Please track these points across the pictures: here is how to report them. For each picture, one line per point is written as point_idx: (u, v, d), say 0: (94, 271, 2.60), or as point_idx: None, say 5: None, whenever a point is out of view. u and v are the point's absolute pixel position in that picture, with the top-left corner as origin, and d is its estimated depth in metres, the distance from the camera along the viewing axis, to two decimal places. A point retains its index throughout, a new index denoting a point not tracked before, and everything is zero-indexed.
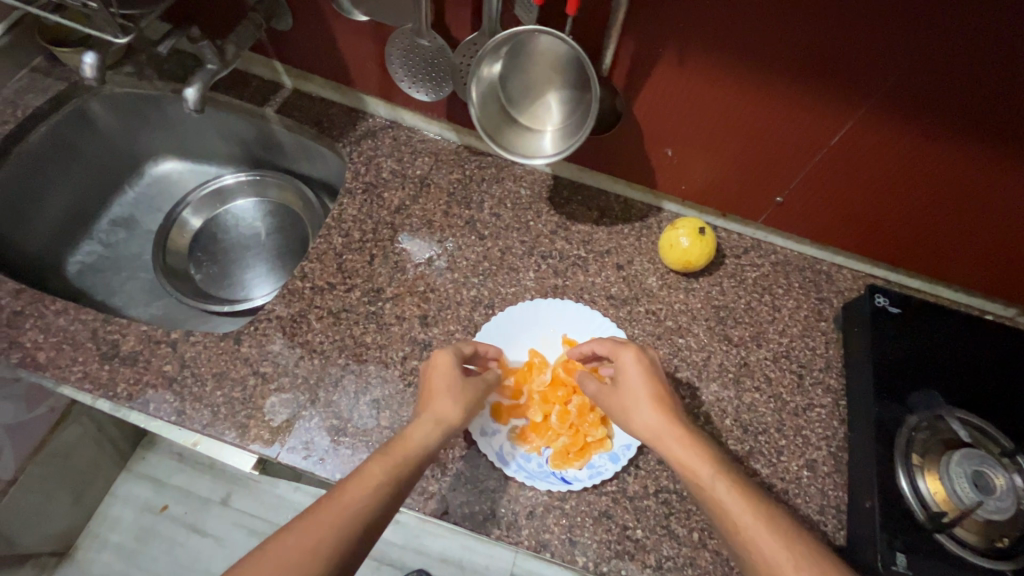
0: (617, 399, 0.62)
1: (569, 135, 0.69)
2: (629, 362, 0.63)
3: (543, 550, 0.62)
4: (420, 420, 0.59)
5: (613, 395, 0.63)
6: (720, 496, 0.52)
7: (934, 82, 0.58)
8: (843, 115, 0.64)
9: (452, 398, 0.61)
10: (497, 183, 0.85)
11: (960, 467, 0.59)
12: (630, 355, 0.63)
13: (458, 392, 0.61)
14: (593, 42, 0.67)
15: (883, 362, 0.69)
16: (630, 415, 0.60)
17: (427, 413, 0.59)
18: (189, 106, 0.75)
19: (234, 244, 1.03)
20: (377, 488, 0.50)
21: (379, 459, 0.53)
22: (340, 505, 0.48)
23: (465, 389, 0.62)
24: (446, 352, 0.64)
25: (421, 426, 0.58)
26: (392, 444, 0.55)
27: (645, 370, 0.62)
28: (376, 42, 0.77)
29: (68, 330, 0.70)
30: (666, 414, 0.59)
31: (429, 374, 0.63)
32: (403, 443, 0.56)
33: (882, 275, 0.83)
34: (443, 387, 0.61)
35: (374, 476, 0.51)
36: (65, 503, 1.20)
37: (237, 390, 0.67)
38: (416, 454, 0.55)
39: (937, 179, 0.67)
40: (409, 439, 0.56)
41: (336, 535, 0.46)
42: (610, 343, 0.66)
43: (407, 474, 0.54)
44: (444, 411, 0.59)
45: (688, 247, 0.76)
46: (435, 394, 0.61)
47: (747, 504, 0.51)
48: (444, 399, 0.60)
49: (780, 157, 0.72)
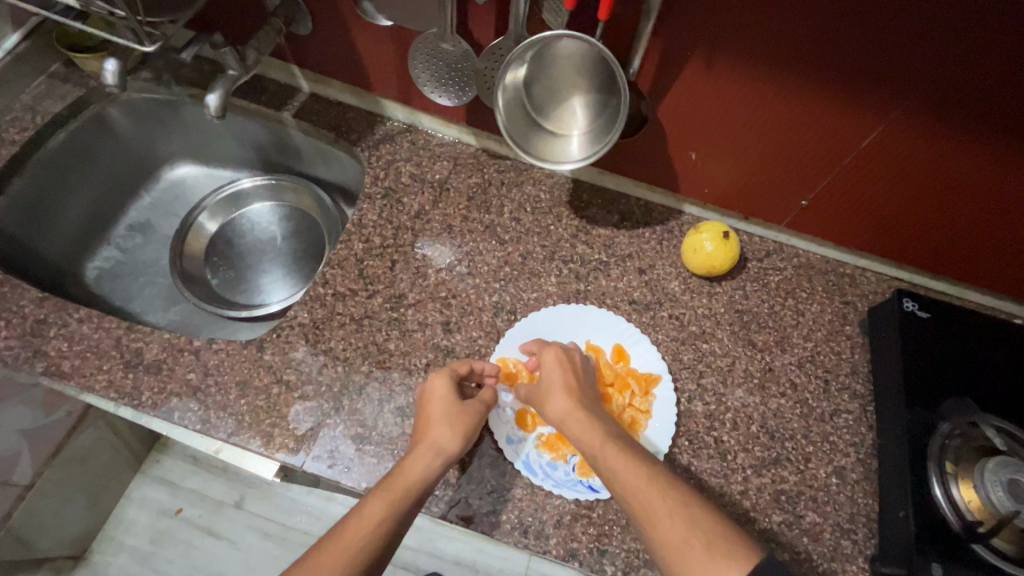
0: (536, 391, 0.65)
1: (596, 139, 0.68)
2: (547, 358, 0.67)
3: (571, 559, 0.61)
4: (418, 451, 0.59)
5: (534, 389, 0.66)
6: (612, 466, 0.56)
7: (970, 84, 0.56)
8: (873, 119, 0.63)
9: (450, 425, 0.60)
10: (517, 187, 0.85)
11: (995, 476, 0.58)
12: (551, 351, 0.67)
13: (457, 418, 0.61)
14: (620, 45, 0.66)
15: (912, 368, 0.68)
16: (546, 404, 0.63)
17: (425, 443, 0.59)
18: (211, 112, 0.74)
19: (250, 248, 1.03)
20: (375, 526, 0.51)
21: (377, 496, 0.54)
22: (337, 552, 0.49)
23: (465, 413, 0.62)
24: (442, 377, 0.64)
25: (420, 457, 0.58)
26: (390, 480, 0.56)
27: (562, 364, 0.66)
28: (396, 47, 0.77)
29: (91, 338, 0.69)
30: (569, 399, 0.62)
31: (426, 400, 0.63)
32: (400, 478, 0.56)
33: (906, 277, 0.82)
34: (439, 414, 0.61)
35: (371, 515, 0.52)
36: (81, 508, 1.20)
37: (260, 399, 0.67)
38: (415, 487, 0.55)
39: (969, 181, 0.66)
40: (407, 473, 0.56)
41: None
42: (540, 345, 0.69)
43: (407, 509, 0.54)
44: (442, 440, 0.59)
45: (712, 251, 0.75)
46: (433, 421, 0.61)
47: (635, 471, 0.55)
48: (442, 426, 0.60)
49: (807, 160, 0.71)
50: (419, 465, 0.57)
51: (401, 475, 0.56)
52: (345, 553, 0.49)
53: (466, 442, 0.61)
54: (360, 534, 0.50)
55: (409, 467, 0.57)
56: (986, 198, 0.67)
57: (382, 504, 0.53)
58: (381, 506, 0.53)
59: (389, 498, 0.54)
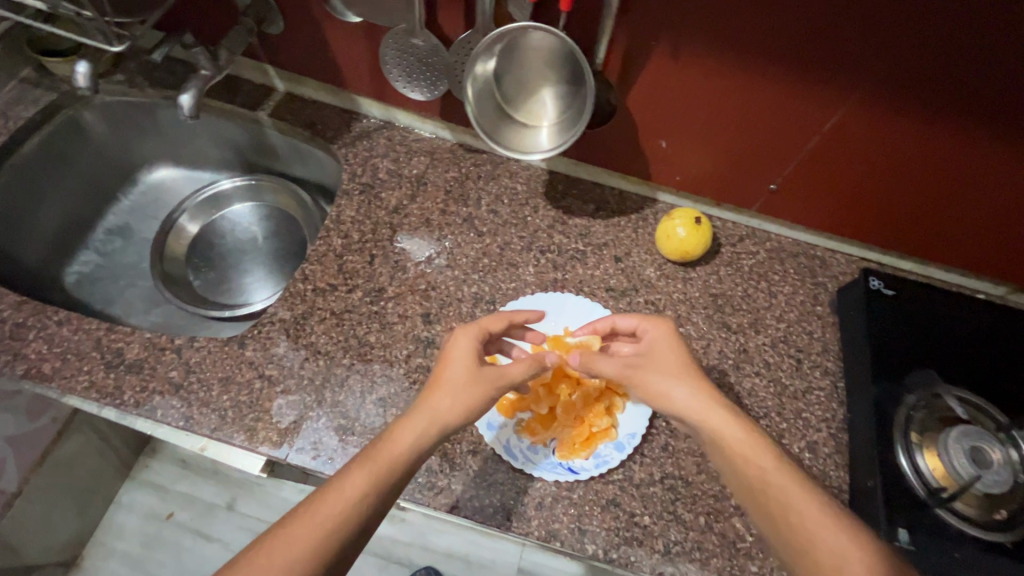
0: (648, 366, 0.62)
1: (566, 129, 0.69)
2: (653, 330, 0.65)
3: (553, 540, 0.63)
4: (415, 418, 0.56)
5: (641, 364, 0.62)
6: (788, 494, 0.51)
7: (926, 66, 0.58)
8: (834, 102, 0.65)
9: (455, 393, 0.58)
10: (494, 180, 0.86)
11: (959, 443, 0.61)
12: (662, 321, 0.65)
13: (462, 389, 0.58)
14: (586, 37, 0.67)
15: (878, 344, 0.71)
16: (666, 378, 0.60)
17: (424, 410, 0.56)
18: (185, 112, 0.75)
19: (231, 249, 1.03)
20: (353, 503, 0.49)
21: (359, 467, 0.51)
22: (308, 525, 0.47)
23: (474, 384, 0.59)
24: (467, 339, 0.62)
25: (415, 428, 0.55)
26: (377, 449, 0.53)
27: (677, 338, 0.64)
28: (368, 43, 0.77)
29: (71, 340, 0.70)
30: (693, 382, 0.60)
31: (446, 361, 0.61)
32: (389, 447, 0.53)
33: (875, 258, 0.84)
34: (450, 379, 0.59)
35: (350, 491, 0.49)
36: (70, 514, 1.20)
37: (243, 394, 0.68)
38: (402, 459, 0.53)
39: (931, 161, 0.68)
40: (397, 444, 0.53)
41: (303, 559, 0.46)
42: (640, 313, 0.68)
43: (391, 487, 0.51)
44: (441, 412, 0.56)
45: (684, 237, 0.77)
46: (441, 386, 0.58)
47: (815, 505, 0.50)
48: (444, 396, 0.57)
49: (773, 145, 0.73)
50: (410, 436, 0.54)
51: (392, 444, 0.53)
52: (317, 528, 0.47)
53: (465, 417, 0.57)
54: (335, 510, 0.48)
55: (399, 437, 0.54)
56: (954, 177, 0.69)
57: (363, 478, 0.50)
58: (362, 482, 0.50)
59: (371, 473, 0.51)
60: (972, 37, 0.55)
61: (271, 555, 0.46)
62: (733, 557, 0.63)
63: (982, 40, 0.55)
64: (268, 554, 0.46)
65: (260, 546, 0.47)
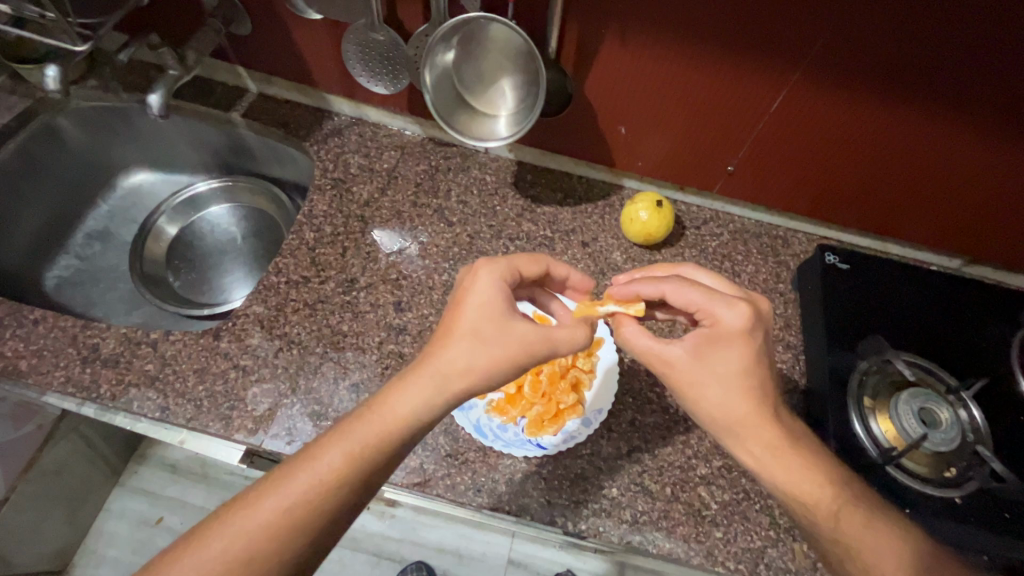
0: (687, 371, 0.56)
1: (520, 119, 0.73)
2: (720, 325, 0.56)
3: (523, 514, 0.65)
4: (415, 382, 0.52)
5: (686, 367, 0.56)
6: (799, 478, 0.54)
7: (860, 45, 0.61)
8: (779, 82, 0.68)
9: (465, 347, 0.53)
10: (463, 172, 0.88)
11: (908, 405, 0.65)
12: (732, 313, 0.55)
13: (477, 347, 0.53)
14: (539, 25, 0.70)
15: (835, 316, 0.73)
16: (724, 392, 0.55)
17: (426, 372, 0.52)
18: (154, 111, 0.78)
19: (210, 249, 1.05)
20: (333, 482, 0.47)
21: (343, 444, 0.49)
22: (280, 497, 0.46)
23: (490, 342, 0.54)
24: (485, 281, 0.57)
25: (413, 395, 0.51)
26: (367, 420, 0.50)
27: (743, 337, 0.55)
28: (333, 41, 0.80)
29: (47, 338, 0.71)
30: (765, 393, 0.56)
31: (461, 306, 0.56)
32: (378, 420, 0.50)
33: (835, 236, 0.88)
34: (459, 329, 0.54)
35: (331, 465, 0.48)
36: (60, 523, 1.20)
37: (219, 383, 0.69)
38: (391, 430, 0.50)
39: (878, 136, 0.71)
40: (391, 416, 0.50)
41: (279, 528, 0.45)
42: (705, 292, 0.57)
43: (373, 464, 0.49)
44: (449, 374, 0.52)
45: (647, 220, 0.79)
46: (445, 338, 0.54)
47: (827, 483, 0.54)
48: (455, 355, 0.53)
49: (728, 126, 0.75)
50: (405, 404, 0.51)
51: (385, 414, 0.50)
52: (287, 500, 0.46)
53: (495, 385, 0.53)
54: (313, 484, 0.47)
55: (391, 407, 0.51)
56: (905, 151, 0.72)
57: (346, 455, 0.48)
58: (338, 456, 0.48)
59: (353, 449, 0.49)
60: (910, 16, 0.57)
61: (236, 522, 0.45)
62: (699, 524, 0.65)
63: (920, 19, 0.57)
64: (237, 520, 0.45)
65: (227, 512, 0.46)
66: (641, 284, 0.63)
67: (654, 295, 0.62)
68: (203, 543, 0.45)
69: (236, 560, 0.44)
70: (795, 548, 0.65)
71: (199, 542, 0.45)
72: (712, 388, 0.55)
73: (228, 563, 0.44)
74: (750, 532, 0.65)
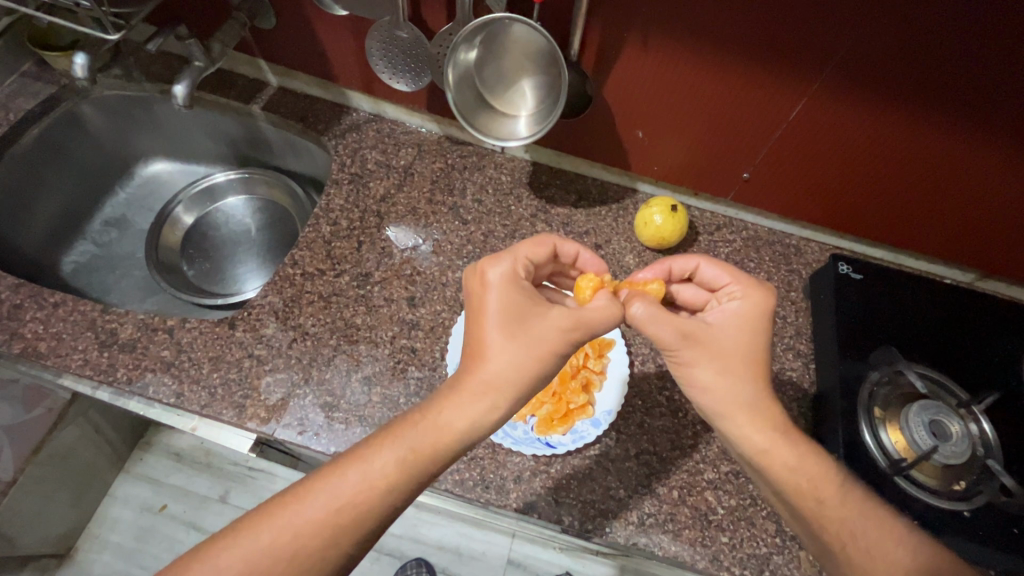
0: (710, 346, 0.57)
1: (541, 119, 0.73)
2: (739, 305, 0.60)
3: (530, 511, 0.65)
4: (473, 393, 0.51)
5: (704, 341, 0.57)
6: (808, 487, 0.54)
7: (881, 54, 0.61)
8: (799, 92, 0.68)
9: (514, 349, 0.52)
10: (479, 171, 0.89)
11: (919, 417, 0.65)
12: (757, 295, 0.60)
13: (521, 343, 0.52)
14: (561, 28, 0.70)
15: (847, 326, 0.74)
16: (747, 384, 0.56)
17: (479, 378, 0.52)
18: (178, 102, 0.79)
19: (224, 240, 1.06)
20: (383, 488, 0.47)
21: (396, 448, 0.49)
22: (326, 500, 0.46)
23: (533, 340, 0.53)
24: (499, 266, 0.57)
25: (470, 408, 0.51)
26: (423, 427, 0.50)
27: (756, 317, 0.59)
28: (355, 37, 0.80)
29: (67, 320, 0.72)
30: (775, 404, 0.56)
31: (487, 295, 0.56)
32: (434, 430, 0.50)
33: (849, 247, 0.88)
34: (498, 329, 0.53)
35: (383, 472, 0.48)
36: (65, 506, 1.21)
37: (233, 372, 0.70)
38: (446, 439, 0.50)
39: (902, 147, 0.70)
40: (444, 428, 0.50)
41: (327, 530, 0.46)
42: (731, 273, 0.63)
43: (422, 472, 0.49)
44: (498, 379, 0.51)
45: (661, 224, 0.79)
46: (488, 346, 0.53)
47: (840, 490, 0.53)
48: (501, 364, 0.52)
49: (745, 132, 0.76)
50: (461, 416, 0.50)
51: (437, 424, 0.50)
52: (336, 505, 0.46)
53: (526, 379, 0.52)
54: (361, 491, 0.47)
55: (447, 417, 0.50)
56: (927, 163, 0.71)
57: (396, 464, 0.48)
58: (392, 465, 0.48)
59: (405, 458, 0.48)
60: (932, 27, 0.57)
61: (283, 519, 0.46)
62: (706, 529, 0.65)
63: (943, 31, 0.57)
64: (282, 520, 0.46)
65: (271, 508, 0.47)
66: (673, 260, 0.68)
67: (687, 267, 0.67)
68: (247, 535, 0.45)
69: (284, 557, 0.45)
70: (800, 556, 0.65)
71: (241, 539, 0.45)
72: (706, 363, 0.56)
73: (275, 556, 0.45)
74: (756, 538, 0.65)
